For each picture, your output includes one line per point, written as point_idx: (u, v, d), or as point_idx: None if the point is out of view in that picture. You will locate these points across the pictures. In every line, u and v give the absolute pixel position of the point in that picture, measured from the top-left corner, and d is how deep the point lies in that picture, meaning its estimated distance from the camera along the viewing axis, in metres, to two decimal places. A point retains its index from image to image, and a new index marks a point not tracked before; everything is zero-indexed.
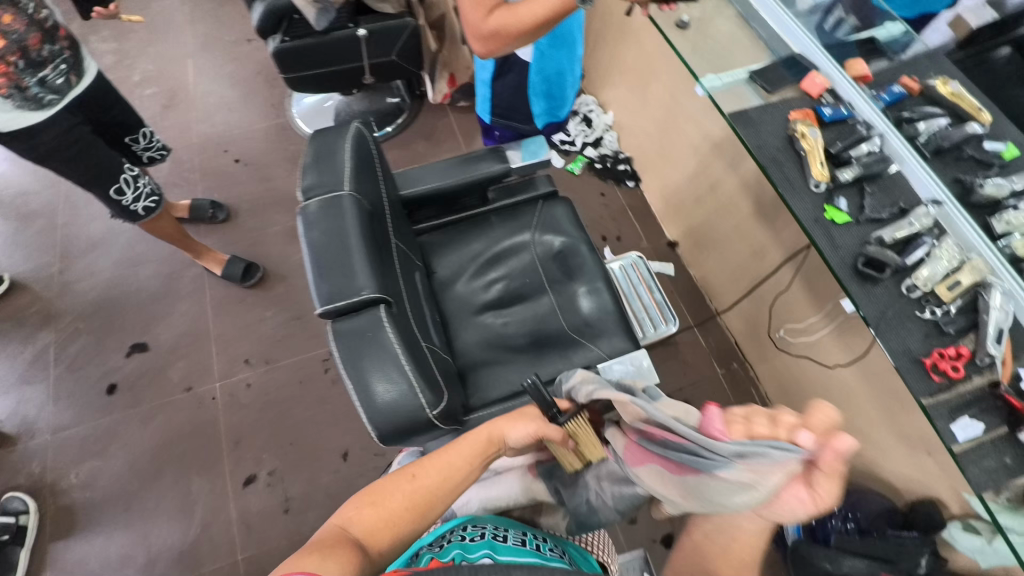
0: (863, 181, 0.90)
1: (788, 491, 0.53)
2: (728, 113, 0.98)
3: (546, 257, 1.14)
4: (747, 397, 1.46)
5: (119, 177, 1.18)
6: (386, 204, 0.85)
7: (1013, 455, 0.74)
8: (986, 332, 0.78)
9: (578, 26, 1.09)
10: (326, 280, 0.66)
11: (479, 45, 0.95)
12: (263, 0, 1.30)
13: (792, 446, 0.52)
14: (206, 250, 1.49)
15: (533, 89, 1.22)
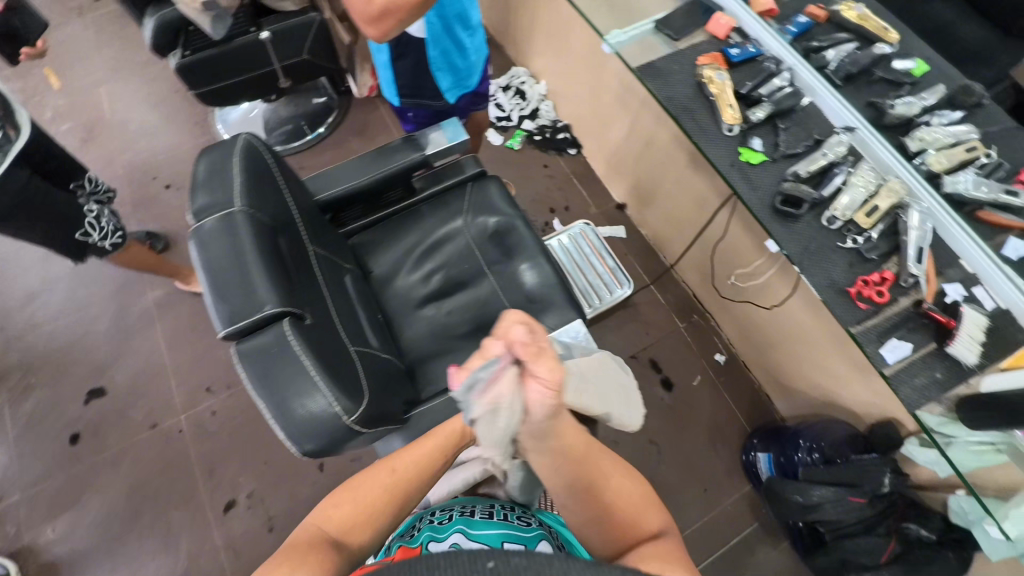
0: (777, 118, 0.89)
1: (525, 392, 0.62)
2: (637, 68, 0.96)
3: (482, 240, 1.13)
4: (710, 345, 1.49)
5: (83, 221, 1.14)
6: (293, 213, 0.82)
7: (943, 369, 0.75)
8: (906, 253, 0.79)
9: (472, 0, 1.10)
10: (225, 302, 0.64)
11: (372, 29, 0.91)
12: (152, 14, 1.23)
13: (492, 363, 0.61)
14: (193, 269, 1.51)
15: (437, 65, 1.14)
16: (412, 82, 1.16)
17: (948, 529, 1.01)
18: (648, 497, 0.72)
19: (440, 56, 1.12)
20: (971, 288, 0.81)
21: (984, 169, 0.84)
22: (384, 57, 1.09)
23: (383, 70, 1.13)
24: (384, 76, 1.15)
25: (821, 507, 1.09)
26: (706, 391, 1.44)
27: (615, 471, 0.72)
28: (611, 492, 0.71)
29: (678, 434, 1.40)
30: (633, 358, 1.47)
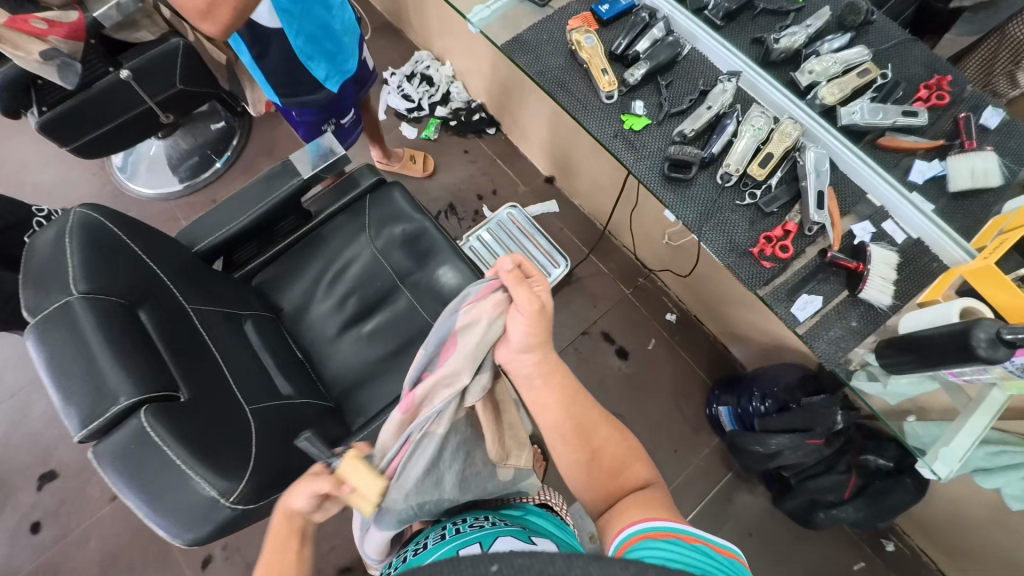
0: (657, 75, 0.83)
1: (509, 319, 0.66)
2: (504, 45, 0.88)
3: (389, 252, 1.07)
4: (660, 306, 1.46)
5: None
6: (158, 278, 0.77)
7: (859, 316, 0.73)
8: (806, 199, 0.75)
9: None
10: (74, 402, 0.59)
11: (207, 26, 0.84)
12: None
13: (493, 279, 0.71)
14: None
15: (306, 55, 1.04)
16: (285, 79, 1.08)
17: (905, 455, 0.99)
18: (631, 451, 0.67)
19: (306, 45, 1.03)
20: (881, 223, 0.77)
21: (882, 90, 0.80)
22: (248, 57, 1.03)
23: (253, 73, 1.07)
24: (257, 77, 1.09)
25: (781, 454, 1.07)
26: (663, 353, 1.42)
27: (604, 425, 0.68)
28: (597, 441, 0.67)
29: (641, 402, 1.39)
30: (585, 334, 1.44)
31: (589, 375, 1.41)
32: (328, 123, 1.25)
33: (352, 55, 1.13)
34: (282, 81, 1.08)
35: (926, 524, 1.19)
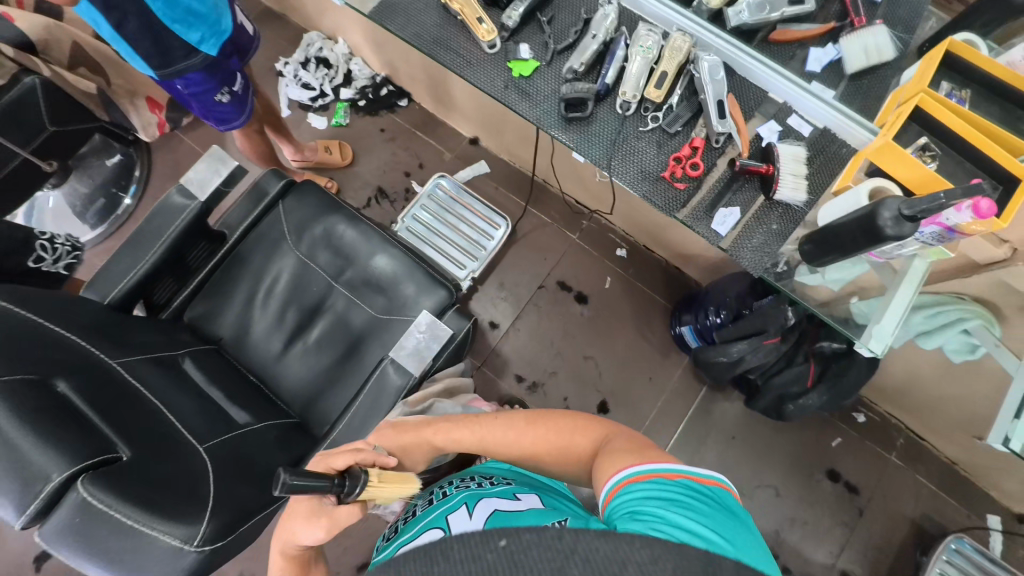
0: (537, 12, 0.79)
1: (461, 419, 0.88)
2: (370, 13, 0.82)
3: (314, 254, 1.03)
4: (609, 243, 1.46)
5: (35, 242, 1.03)
6: (71, 343, 0.73)
7: (778, 219, 0.73)
8: (708, 111, 0.73)
9: None
10: (4, 491, 0.57)
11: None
12: None
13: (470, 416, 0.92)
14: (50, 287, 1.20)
15: (172, 17, 0.94)
16: (154, 48, 0.95)
17: None
18: (570, 421, 0.73)
19: (166, 7, 0.93)
20: (786, 119, 0.76)
21: None
22: (105, 27, 0.91)
23: (117, 45, 0.95)
24: (122, 51, 0.96)
25: (743, 359, 1.10)
26: (620, 289, 1.44)
27: (524, 430, 0.74)
28: (537, 446, 0.73)
29: (610, 341, 1.41)
30: (542, 288, 1.44)
31: (554, 326, 1.42)
32: (221, 91, 1.10)
33: (225, 15, 1.03)
34: (151, 53, 0.96)
35: (888, 389, 1.26)
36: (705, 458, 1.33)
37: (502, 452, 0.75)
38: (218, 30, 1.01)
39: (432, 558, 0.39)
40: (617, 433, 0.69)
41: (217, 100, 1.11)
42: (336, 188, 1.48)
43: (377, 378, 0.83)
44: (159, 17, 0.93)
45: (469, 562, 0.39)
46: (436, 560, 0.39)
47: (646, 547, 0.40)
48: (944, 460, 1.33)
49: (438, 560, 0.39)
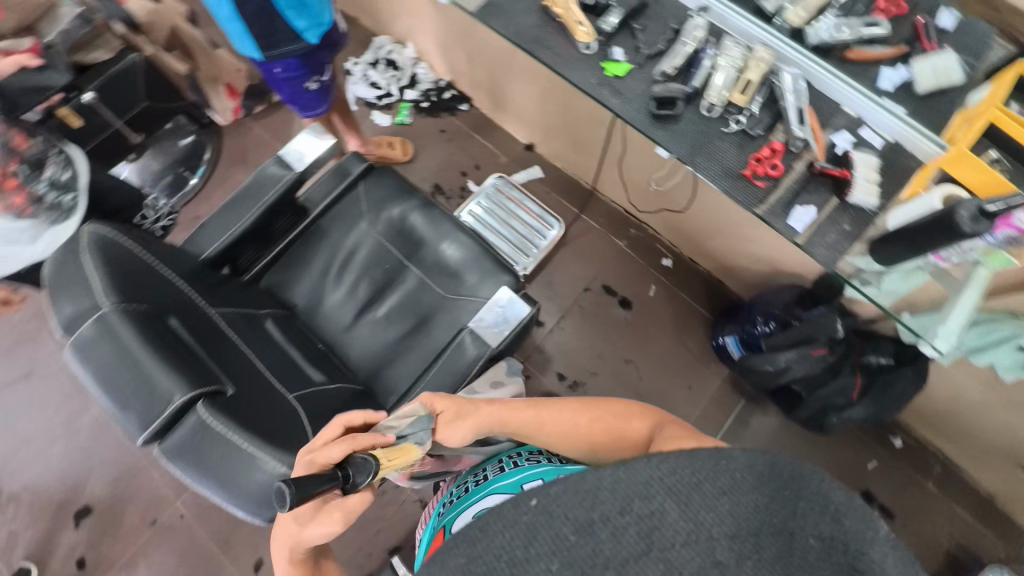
0: (630, 20, 0.86)
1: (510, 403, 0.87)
2: (476, 10, 0.89)
3: (390, 235, 1.09)
4: (655, 253, 1.51)
5: None
6: (181, 288, 0.78)
7: (851, 220, 0.78)
8: (788, 117, 0.79)
9: None
10: (131, 408, 0.61)
11: None
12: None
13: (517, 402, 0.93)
14: None
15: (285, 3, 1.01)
16: (263, 28, 1.03)
17: (902, 350, 1.06)
18: (624, 408, 0.74)
19: None
20: (858, 131, 0.82)
21: (843, 8, 0.82)
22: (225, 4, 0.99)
23: (232, 23, 1.02)
24: (233, 29, 1.04)
25: (790, 369, 1.13)
26: (663, 297, 1.48)
27: (580, 415, 0.74)
28: (591, 428, 0.73)
29: (650, 346, 1.44)
30: (587, 291, 1.48)
31: (596, 328, 1.46)
32: (311, 79, 1.21)
33: (326, 9, 1.08)
34: (260, 34, 1.04)
35: (927, 414, 1.28)
36: None
37: (554, 431, 0.74)
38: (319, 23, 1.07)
39: (475, 539, 0.40)
40: (669, 420, 0.72)
41: (306, 87, 1.22)
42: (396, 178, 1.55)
43: (453, 349, 0.87)
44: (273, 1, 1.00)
45: (510, 530, 0.39)
46: (478, 537, 0.40)
47: (665, 465, 0.40)
48: (982, 492, 1.33)
49: (481, 536, 0.40)
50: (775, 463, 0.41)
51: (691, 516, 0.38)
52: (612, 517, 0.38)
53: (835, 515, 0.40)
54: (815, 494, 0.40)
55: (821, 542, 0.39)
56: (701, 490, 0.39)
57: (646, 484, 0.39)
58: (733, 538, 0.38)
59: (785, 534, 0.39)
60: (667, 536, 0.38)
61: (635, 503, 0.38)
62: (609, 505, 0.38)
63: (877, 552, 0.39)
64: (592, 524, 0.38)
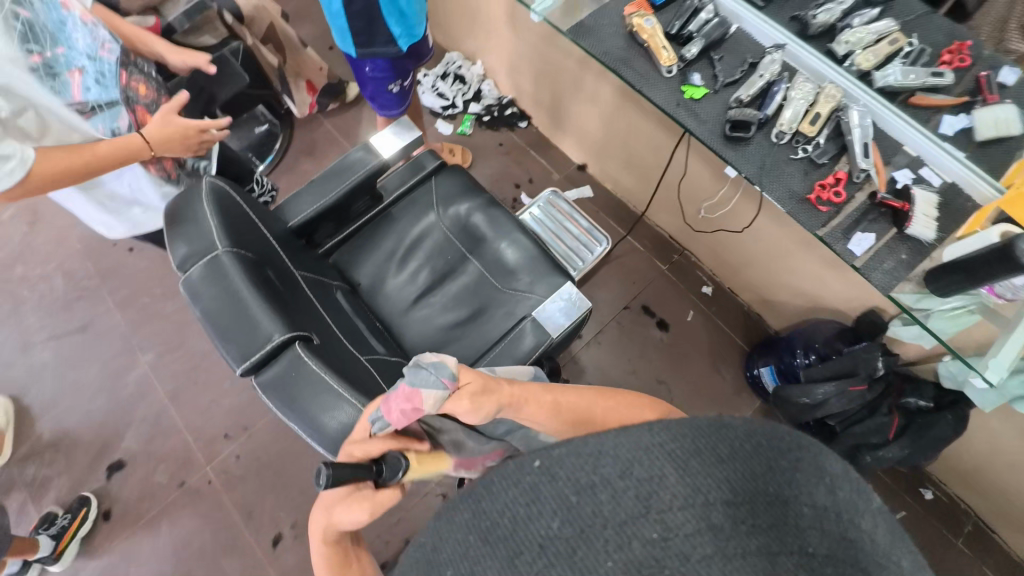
0: (709, 51, 0.93)
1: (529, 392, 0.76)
2: (567, 30, 0.97)
3: (455, 228, 1.15)
4: (695, 279, 1.55)
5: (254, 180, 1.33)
6: (275, 245, 0.84)
7: (908, 250, 0.81)
8: (854, 150, 0.83)
9: None
10: (233, 342, 0.66)
11: None
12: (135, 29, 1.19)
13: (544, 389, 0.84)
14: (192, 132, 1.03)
15: (387, 10, 1.09)
16: (364, 25, 1.11)
17: (943, 393, 1.08)
18: (638, 398, 0.62)
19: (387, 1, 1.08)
20: (918, 170, 0.86)
21: (909, 57, 0.87)
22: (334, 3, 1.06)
23: (337, 20, 1.11)
24: (335, 25, 1.13)
25: (827, 402, 1.14)
26: (700, 323, 1.51)
27: (597, 401, 0.61)
28: (608, 421, 0.59)
29: (683, 369, 1.47)
30: (626, 309, 1.53)
31: (632, 345, 1.49)
32: (394, 82, 1.30)
33: (421, 23, 1.18)
34: (360, 34, 1.13)
35: (959, 468, 1.27)
36: None
37: (571, 418, 0.61)
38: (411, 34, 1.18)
39: (474, 497, 0.29)
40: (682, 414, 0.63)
41: (389, 89, 1.32)
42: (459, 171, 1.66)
43: (514, 334, 0.91)
44: (379, 7, 1.08)
45: (512, 491, 0.28)
46: (480, 496, 0.29)
47: (664, 428, 0.29)
48: (1010, 556, 1.31)
49: (481, 496, 0.29)
50: (766, 429, 0.30)
51: (686, 479, 0.27)
52: (611, 479, 0.27)
53: (831, 484, 0.29)
54: (812, 461, 0.29)
55: (819, 514, 0.27)
56: (700, 456, 0.28)
57: (644, 447, 0.28)
58: (731, 504, 0.26)
59: (779, 503, 0.27)
60: (665, 499, 0.26)
61: (635, 463, 0.27)
62: (608, 467, 0.27)
63: (866, 522, 0.28)
64: (592, 485, 0.27)
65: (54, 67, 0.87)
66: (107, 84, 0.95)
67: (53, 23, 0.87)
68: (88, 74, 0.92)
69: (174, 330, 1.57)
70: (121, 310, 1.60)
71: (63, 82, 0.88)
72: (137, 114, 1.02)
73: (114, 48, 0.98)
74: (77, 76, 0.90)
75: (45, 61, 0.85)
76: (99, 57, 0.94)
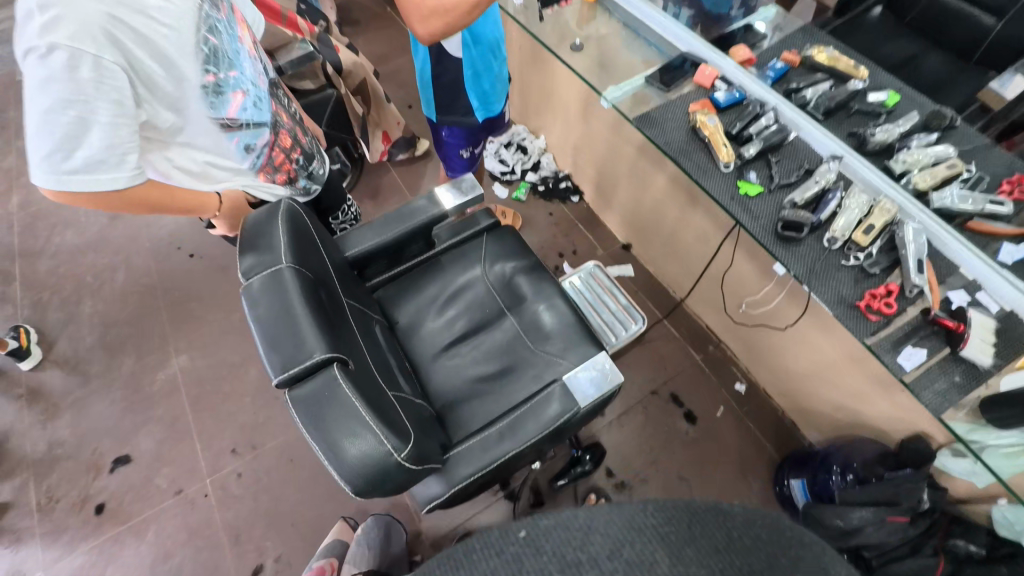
0: (767, 153, 0.97)
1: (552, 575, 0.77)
2: (633, 118, 1.05)
3: (498, 284, 1.18)
4: (728, 375, 1.52)
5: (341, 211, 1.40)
6: (331, 269, 0.89)
7: (962, 373, 0.79)
8: (907, 264, 0.83)
9: (499, 29, 1.14)
10: (277, 352, 0.68)
11: (421, 29, 0.91)
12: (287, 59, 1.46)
13: None
14: (230, 200, 1.02)
15: (470, 87, 1.20)
16: (449, 98, 1.23)
17: (996, 544, 0.98)
18: None
19: (471, 80, 1.19)
20: (974, 293, 0.83)
21: (967, 182, 0.89)
22: (426, 74, 1.18)
23: (425, 88, 1.22)
24: (423, 93, 1.24)
25: (863, 530, 1.05)
26: (730, 422, 1.46)
27: None
28: None
29: (706, 468, 1.40)
30: (654, 394, 1.50)
31: (657, 432, 1.45)
32: (466, 148, 1.42)
33: (500, 100, 1.28)
34: (442, 102, 1.24)
35: None
36: None
37: None
38: (488, 109, 1.27)
39: (457, 563, 0.30)
40: None
41: (460, 154, 1.43)
42: (515, 223, 1.76)
43: (541, 398, 0.90)
44: (464, 82, 1.19)
45: (494, 560, 0.30)
46: (463, 563, 0.30)
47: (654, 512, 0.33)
48: None
49: (467, 562, 0.30)
50: (753, 521, 0.33)
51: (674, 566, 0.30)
52: (599, 559, 0.30)
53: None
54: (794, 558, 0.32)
55: None
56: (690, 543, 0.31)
57: (637, 528, 0.32)
58: None
59: None
60: None
61: (625, 545, 0.31)
62: (596, 547, 0.31)
63: None
64: (578, 562, 0.30)
65: (222, 87, 0.90)
66: (261, 108, 1.00)
67: (235, 52, 0.93)
68: (248, 97, 0.95)
69: (210, 338, 1.63)
70: (170, 312, 1.68)
71: (224, 99, 0.91)
72: (278, 136, 1.07)
73: (268, 80, 1.05)
74: (239, 97, 0.94)
75: (217, 81, 0.88)
76: (258, 85, 0.99)
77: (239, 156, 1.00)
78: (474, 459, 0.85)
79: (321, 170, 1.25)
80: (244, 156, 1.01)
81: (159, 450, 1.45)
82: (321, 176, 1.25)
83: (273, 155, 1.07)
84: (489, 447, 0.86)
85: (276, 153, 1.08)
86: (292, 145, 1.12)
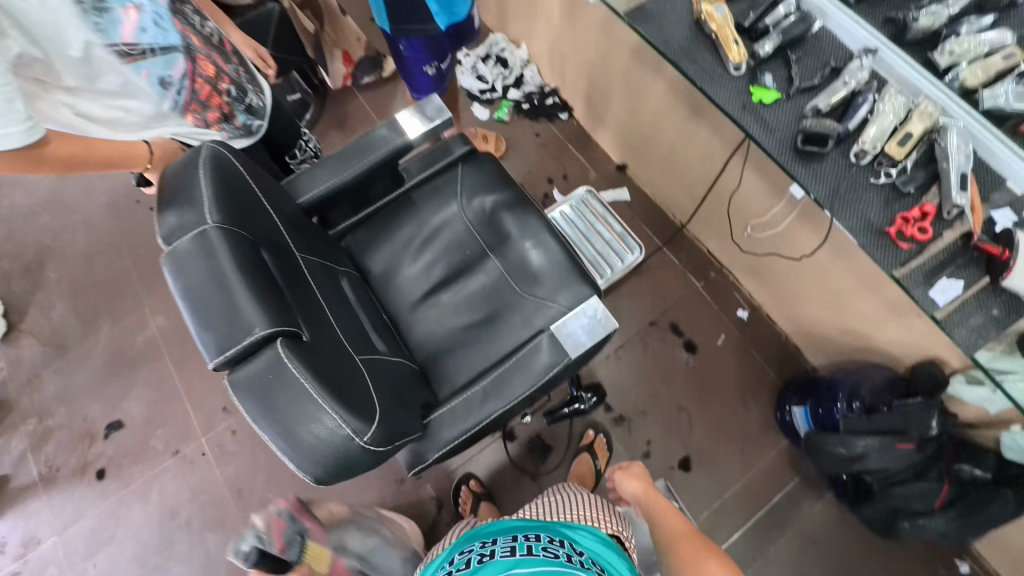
0: (787, 49, 0.80)
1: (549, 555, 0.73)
2: (624, 14, 0.86)
3: (478, 222, 1.06)
4: (730, 302, 1.44)
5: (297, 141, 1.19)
6: (278, 221, 0.77)
7: (1001, 305, 0.70)
8: (948, 181, 0.70)
9: None
10: (211, 331, 0.59)
11: None
12: None
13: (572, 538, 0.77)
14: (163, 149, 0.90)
15: None
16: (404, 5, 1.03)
17: (1004, 467, 0.96)
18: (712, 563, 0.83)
19: None
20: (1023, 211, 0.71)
21: None
22: None
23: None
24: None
25: (867, 456, 1.03)
26: (732, 350, 1.40)
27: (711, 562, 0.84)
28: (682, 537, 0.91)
29: (707, 398, 1.36)
30: (653, 325, 1.43)
31: (656, 365, 1.40)
32: (431, 64, 1.23)
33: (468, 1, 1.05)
34: (397, 8, 1.04)
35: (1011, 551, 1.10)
36: (771, 548, 1.25)
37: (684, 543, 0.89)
38: (452, 16, 1.05)
39: None
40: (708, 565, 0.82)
41: (424, 71, 1.25)
42: (500, 148, 1.60)
43: (528, 350, 0.82)
44: None
45: None
46: None
47: None
48: None
49: None
50: None
51: None
52: None
53: None
54: None
55: None
56: None
57: None
58: None
59: None
60: None
61: None
62: None
63: None
64: None
65: (106, 3, 0.74)
66: (167, 28, 0.82)
67: None
68: (144, 14, 0.78)
69: None
70: (139, 272, 1.57)
71: (112, 19, 0.75)
72: (197, 64, 0.88)
73: None
74: (133, 14, 0.77)
75: None
76: None
77: (155, 93, 0.85)
78: (458, 421, 0.79)
79: (262, 102, 1.03)
80: (162, 93, 0.86)
81: (149, 413, 1.42)
82: (264, 110, 1.04)
83: (197, 88, 0.90)
84: (472, 408, 0.79)
85: (202, 87, 0.91)
86: (220, 75, 0.93)
